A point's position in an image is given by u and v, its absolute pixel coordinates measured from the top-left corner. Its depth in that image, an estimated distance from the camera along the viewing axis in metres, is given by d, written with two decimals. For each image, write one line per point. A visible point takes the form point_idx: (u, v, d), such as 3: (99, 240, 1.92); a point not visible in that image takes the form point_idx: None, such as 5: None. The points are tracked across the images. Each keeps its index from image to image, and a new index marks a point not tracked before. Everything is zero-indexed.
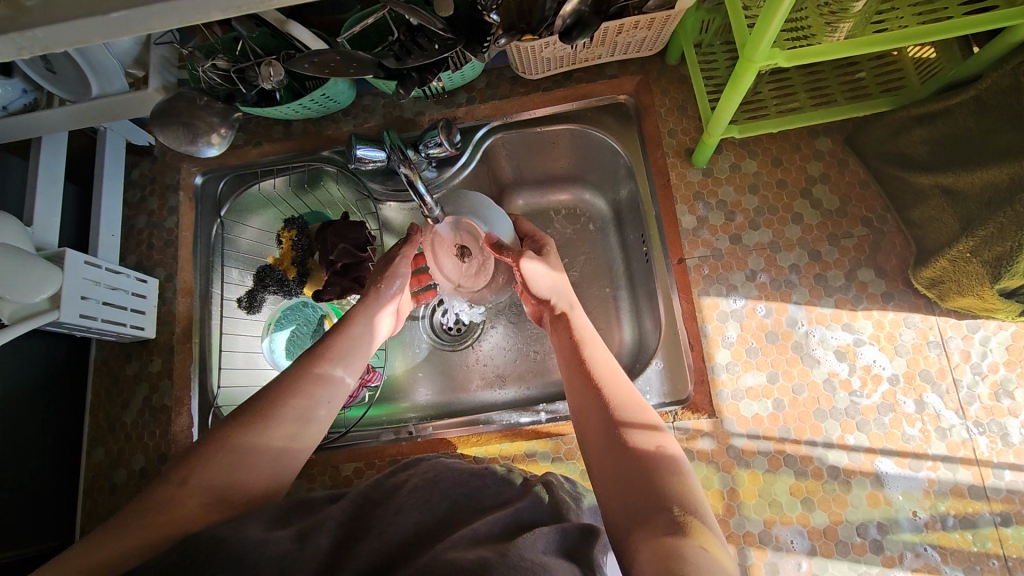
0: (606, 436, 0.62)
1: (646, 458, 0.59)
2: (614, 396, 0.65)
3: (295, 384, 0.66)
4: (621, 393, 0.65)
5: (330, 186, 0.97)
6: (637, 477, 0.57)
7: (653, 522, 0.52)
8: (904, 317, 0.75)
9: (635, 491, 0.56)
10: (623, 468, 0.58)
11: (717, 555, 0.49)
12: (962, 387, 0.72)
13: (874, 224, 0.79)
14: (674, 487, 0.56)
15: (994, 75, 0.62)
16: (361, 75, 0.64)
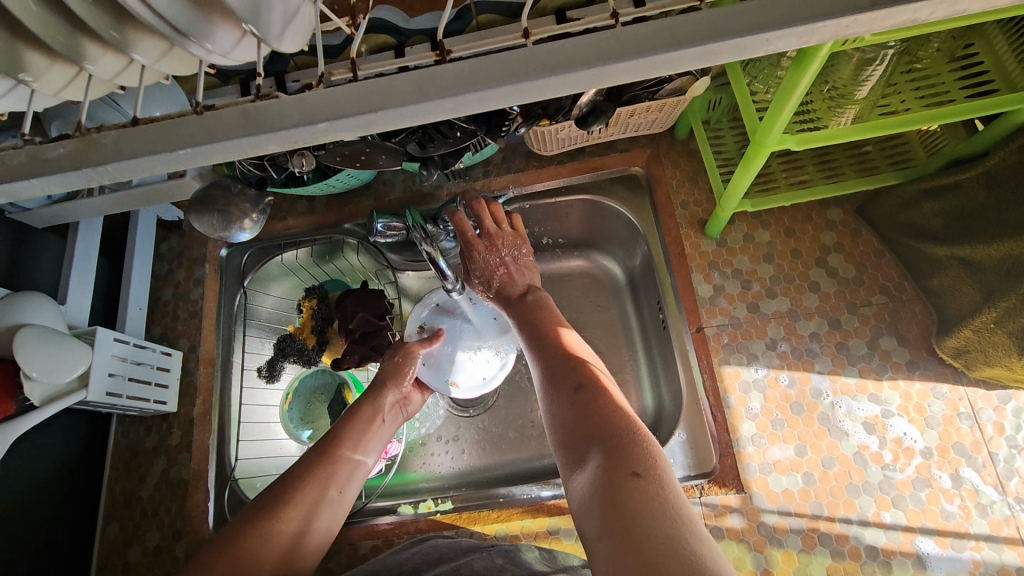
0: (557, 391, 0.67)
1: (625, 461, 0.54)
2: (602, 406, 0.62)
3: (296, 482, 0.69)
4: (612, 406, 0.62)
5: (350, 256, 0.99)
6: (614, 479, 0.53)
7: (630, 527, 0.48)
8: (931, 388, 0.74)
9: (585, 429, 0.60)
10: (570, 413, 0.63)
11: (658, 474, 0.53)
12: (999, 461, 0.70)
13: (893, 292, 0.79)
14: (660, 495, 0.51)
15: (1000, 152, 0.64)
16: (390, 163, 0.67)
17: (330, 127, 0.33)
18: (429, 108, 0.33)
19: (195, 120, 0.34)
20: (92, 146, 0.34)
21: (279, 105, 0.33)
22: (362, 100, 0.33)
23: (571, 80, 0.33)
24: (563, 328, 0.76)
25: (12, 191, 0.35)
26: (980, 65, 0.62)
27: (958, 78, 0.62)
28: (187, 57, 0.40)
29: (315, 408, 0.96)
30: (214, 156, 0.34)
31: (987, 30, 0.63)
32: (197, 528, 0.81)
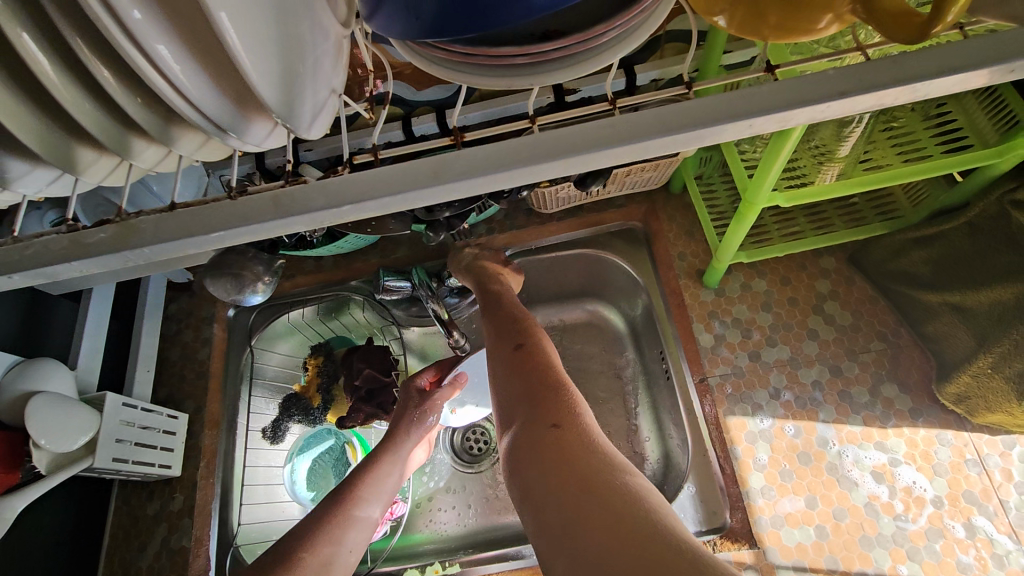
0: (497, 356, 0.73)
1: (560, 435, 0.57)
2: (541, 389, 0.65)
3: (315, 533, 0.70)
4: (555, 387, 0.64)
5: (355, 312, 1.01)
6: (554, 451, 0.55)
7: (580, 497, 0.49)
8: (936, 434, 0.74)
9: (518, 388, 0.67)
10: (509, 375, 0.69)
11: (573, 422, 0.59)
12: (1010, 508, 0.69)
13: (891, 338, 0.80)
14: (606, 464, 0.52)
15: (981, 203, 0.67)
16: (399, 229, 0.71)
17: (353, 209, 0.35)
18: (447, 189, 0.36)
19: (235, 204, 0.36)
20: (128, 232, 0.36)
21: (309, 189, 0.36)
22: (382, 183, 0.36)
23: (574, 162, 0.36)
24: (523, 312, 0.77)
25: (51, 274, 0.37)
26: (955, 126, 0.66)
27: (936, 138, 0.66)
28: (220, 147, 0.43)
29: (318, 469, 0.97)
30: (248, 236, 0.36)
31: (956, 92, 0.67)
32: None
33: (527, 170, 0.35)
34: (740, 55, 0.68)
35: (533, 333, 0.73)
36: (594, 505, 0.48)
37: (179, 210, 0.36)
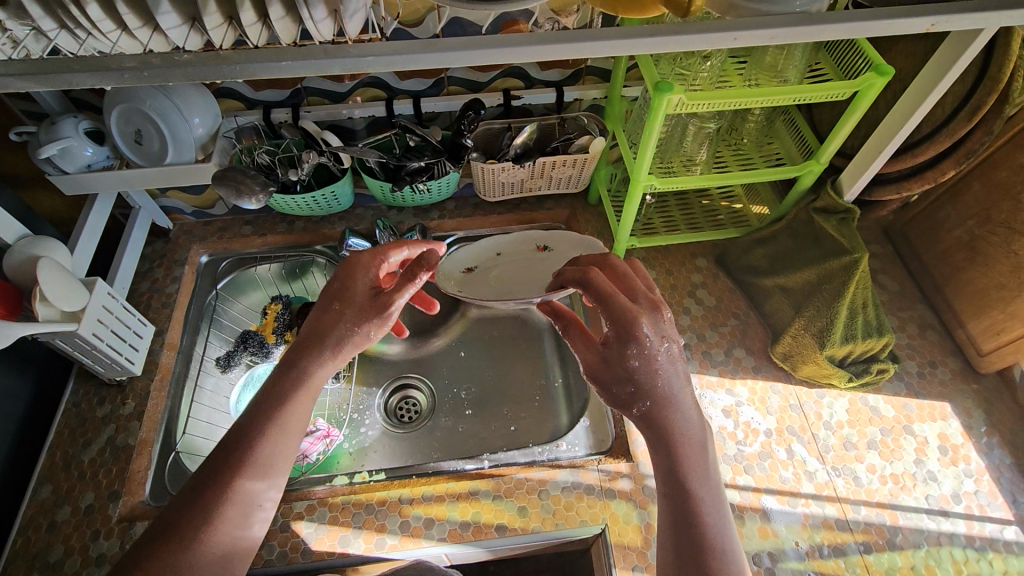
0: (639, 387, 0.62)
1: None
2: (696, 520, 0.59)
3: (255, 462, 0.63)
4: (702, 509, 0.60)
5: (316, 275, 1.16)
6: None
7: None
8: (770, 385, 0.96)
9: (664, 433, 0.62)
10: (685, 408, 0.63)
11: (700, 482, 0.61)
12: (819, 438, 0.90)
13: (742, 318, 1.04)
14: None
15: (794, 212, 0.96)
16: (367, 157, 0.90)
17: (374, 59, 0.57)
18: (433, 56, 0.57)
19: (297, 51, 0.56)
20: (222, 58, 0.55)
21: (344, 50, 0.57)
22: (391, 49, 0.57)
23: (512, 51, 0.57)
24: (672, 408, 0.62)
25: (165, 76, 0.55)
26: (775, 151, 0.95)
27: (763, 157, 0.94)
28: (291, 28, 0.58)
29: None
30: (301, 70, 0.57)
31: (780, 133, 0.97)
32: (136, 488, 0.85)
33: (483, 51, 0.57)
34: (636, 91, 0.97)
35: (683, 451, 0.62)
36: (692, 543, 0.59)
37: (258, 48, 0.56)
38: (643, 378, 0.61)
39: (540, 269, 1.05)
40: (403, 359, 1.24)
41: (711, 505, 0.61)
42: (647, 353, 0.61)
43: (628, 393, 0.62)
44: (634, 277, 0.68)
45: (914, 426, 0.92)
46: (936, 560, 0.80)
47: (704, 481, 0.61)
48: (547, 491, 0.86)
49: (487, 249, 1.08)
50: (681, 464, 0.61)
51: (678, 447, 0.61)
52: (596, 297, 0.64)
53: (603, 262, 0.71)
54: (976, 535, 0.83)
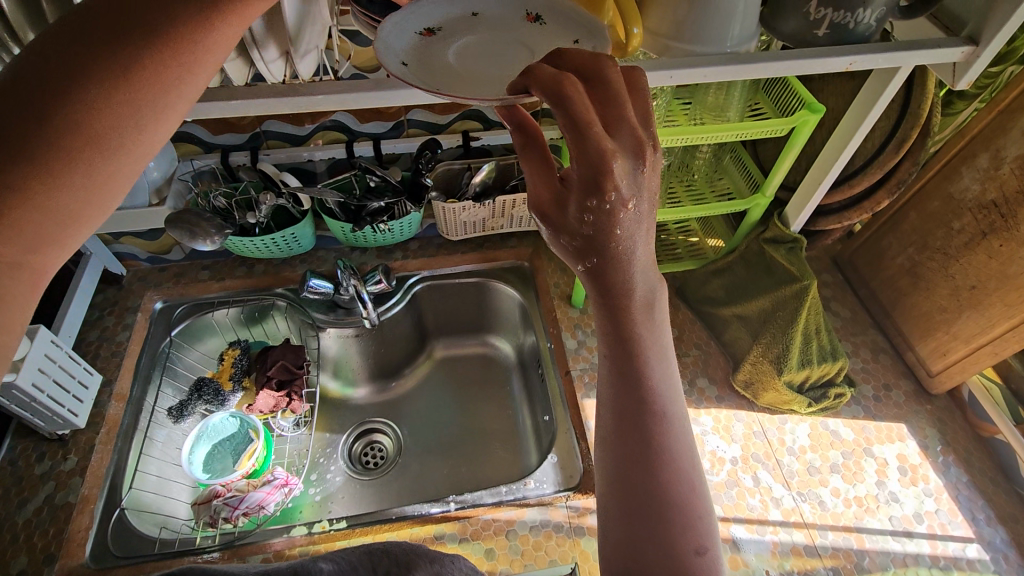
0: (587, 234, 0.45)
1: (686, 533, 0.44)
2: (653, 422, 0.46)
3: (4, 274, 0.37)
4: (661, 408, 0.47)
5: (277, 319, 1.13)
6: (664, 548, 0.43)
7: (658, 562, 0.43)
8: (733, 413, 0.97)
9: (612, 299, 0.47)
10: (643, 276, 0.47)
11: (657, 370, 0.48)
12: (783, 464, 0.91)
13: (704, 347, 1.05)
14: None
15: (745, 243, 1.00)
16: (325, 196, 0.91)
17: (324, 98, 0.58)
18: (386, 96, 0.60)
19: (250, 93, 0.58)
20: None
21: (295, 93, 0.58)
22: (344, 88, 0.59)
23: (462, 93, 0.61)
24: (628, 274, 0.46)
25: None
26: (724, 187, 0.99)
27: (714, 193, 0.99)
28: (243, 70, 0.59)
29: (224, 458, 0.98)
30: (254, 109, 0.58)
31: (729, 170, 1.02)
32: (73, 549, 0.80)
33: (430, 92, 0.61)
34: None
35: (638, 331, 0.47)
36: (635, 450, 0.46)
37: (211, 92, 0.58)
38: (601, 236, 0.44)
39: (520, 45, 0.58)
40: (368, 404, 1.21)
41: (673, 406, 0.48)
42: (610, 208, 0.43)
43: (577, 247, 0.46)
44: (628, 99, 0.43)
45: (874, 448, 0.94)
46: None
47: (665, 373, 0.48)
48: (515, 531, 0.84)
49: (458, 10, 0.61)
50: (639, 350, 0.47)
51: (635, 329, 0.47)
52: (570, 134, 0.42)
53: (593, 69, 0.44)
54: (940, 555, 0.83)
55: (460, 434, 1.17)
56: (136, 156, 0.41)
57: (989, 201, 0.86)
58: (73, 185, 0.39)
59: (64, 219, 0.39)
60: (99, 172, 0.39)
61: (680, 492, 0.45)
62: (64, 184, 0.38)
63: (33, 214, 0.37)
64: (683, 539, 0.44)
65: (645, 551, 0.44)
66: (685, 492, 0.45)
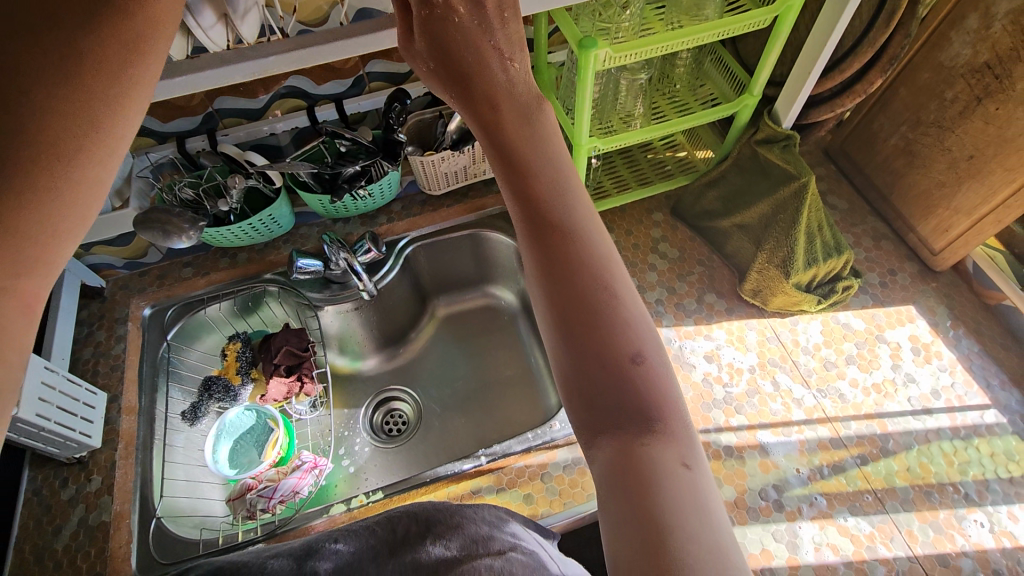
0: (446, 54, 0.49)
1: (619, 342, 0.44)
2: (563, 244, 0.47)
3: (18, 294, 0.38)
4: (566, 227, 0.47)
5: (272, 305, 1.10)
6: (602, 361, 0.43)
7: (599, 378, 0.43)
8: (745, 323, 0.97)
9: (492, 131, 0.50)
10: (510, 97, 0.50)
11: (558, 196, 0.49)
12: (800, 365, 0.92)
13: (707, 263, 1.04)
14: (678, 434, 0.43)
15: (738, 148, 0.97)
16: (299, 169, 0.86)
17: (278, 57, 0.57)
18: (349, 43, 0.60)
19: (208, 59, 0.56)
20: None
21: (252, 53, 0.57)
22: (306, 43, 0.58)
23: None
24: (494, 87, 0.49)
25: None
26: (710, 92, 0.95)
27: (699, 100, 0.94)
28: (182, 43, 0.53)
29: (247, 450, 0.98)
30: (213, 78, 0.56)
31: (710, 73, 0.97)
32: (119, 564, 0.81)
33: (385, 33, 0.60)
34: (561, 54, 0.96)
35: (526, 157, 0.49)
36: (562, 280, 0.46)
37: None
38: (454, 52, 0.49)
39: None
40: (380, 373, 1.20)
41: (580, 224, 0.48)
42: (442, 13, 0.48)
43: (445, 71, 0.50)
44: None
45: (886, 334, 0.95)
46: (929, 457, 0.83)
47: (561, 192, 0.49)
48: (549, 473, 0.85)
49: None
50: (531, 173, 0.49)
51: (517, 153, 0.49)
52: None
53: None
54: (960, 426, 0.86)
55: (475, 388, 1.18)
56: (97, 159, 0.42)
57: (983, 63, 0.83)
58: (36, 195, 0.38)
59: (43, 238, 0.39)
60: (68, 178, 0.40)
61: (606, 304, 0.45)
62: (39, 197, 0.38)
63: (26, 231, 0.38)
64: (620, 348, 0.44)
65: (587, 371, 0.44)
66: (609, 303, 0.45)
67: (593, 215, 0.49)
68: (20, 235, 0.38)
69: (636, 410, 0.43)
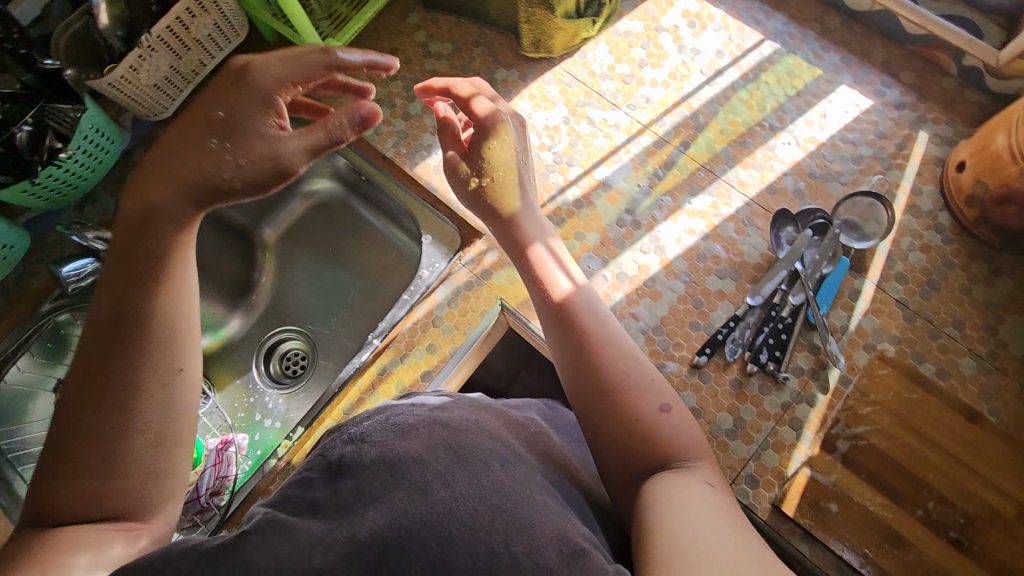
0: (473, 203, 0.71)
1: (648, 398, 0.54)
2: (579, 325, 0.59)
3: (155, 449, 0.50)
4: (572, 310, 0.60)
5: (85, 331, 0.85)
6: (635, 420, 0.53)
7: (614, 416, 0.53)
8: (542, 81, 0.93)
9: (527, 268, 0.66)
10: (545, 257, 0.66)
11: (580, 308, 0.61)
12: (605, 93, 0.92)
13: (482, 41, 0.97)
14: (697, 467, 0.51)
15: None
16: None
17: None
18: None
19: None
20: None
21: None
22: None
23: None
24: (523, 227, 0.68)
25: None
26: None
27: None
28: None
29: None
30: None
31: None
32: None
33: None
34: None
35: (541, 274, 0.64)
36: (581, 350, 0.57)
37: None
38: (480, 145, 0.72)
39: None
40: (248, 328, 1.10)
41: (606, 327, 0.60)
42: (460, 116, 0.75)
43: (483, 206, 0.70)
44: (469, 90, 0.74)
45: (663, 22, 0.95)
46: (735, 112, 0.89)
47: (595, 311, 0.61)
48: (439, 315, 0.83)
49: None
50: (547, 282, 0.63)
51: (517, 243, 0.68)
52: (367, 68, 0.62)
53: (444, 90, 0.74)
54: (749, 71, 0.91)
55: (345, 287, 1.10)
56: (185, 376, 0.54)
57: None
58: (154, 389, 0.51)
59: (123, 424, 0.49)
60: (157, 372, 0.51)
61: (632, 374, 0.56)
62: (146, 399, 0.50)
63: (111, 427, 0.49)
64: (648, 403, 0.54)
65: (604, 413, 0.54)
66: (628, 372, 0.56)
67: (634, 347, 0.59)
68: (117, 410, 0.49)
69: (660, 449, 0.52)
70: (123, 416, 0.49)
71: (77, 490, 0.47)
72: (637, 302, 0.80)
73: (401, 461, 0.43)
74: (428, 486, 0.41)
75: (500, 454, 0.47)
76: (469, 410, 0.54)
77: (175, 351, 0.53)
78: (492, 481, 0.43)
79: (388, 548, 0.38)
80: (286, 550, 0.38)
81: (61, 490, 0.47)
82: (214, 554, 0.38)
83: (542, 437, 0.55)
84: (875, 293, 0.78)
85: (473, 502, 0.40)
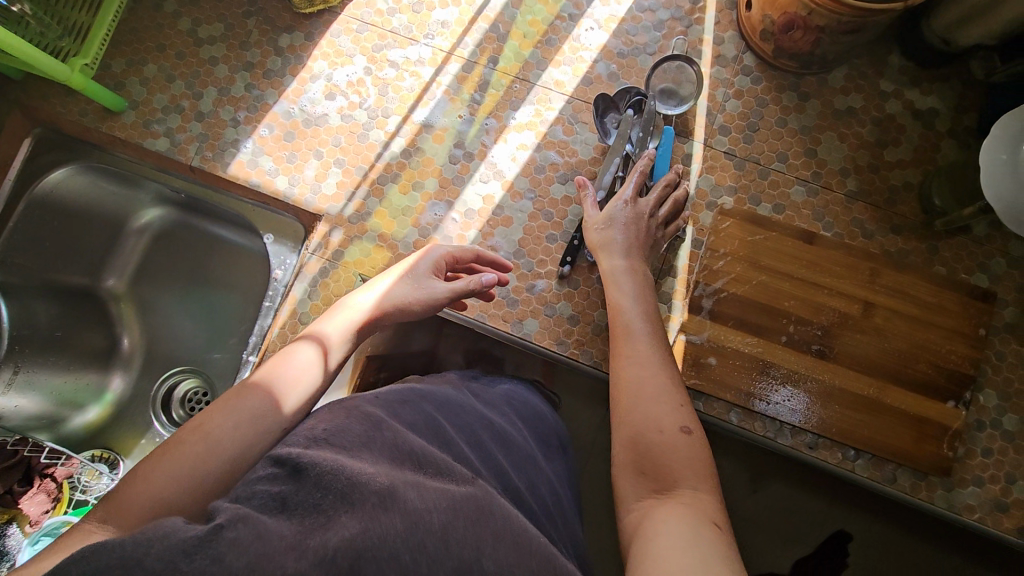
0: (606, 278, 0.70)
1: (686, 447, 0.52)
2: (643, 373, 0.59)
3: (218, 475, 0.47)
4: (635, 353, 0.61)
5: None
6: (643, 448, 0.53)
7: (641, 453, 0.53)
8: (330, 35, 0.86)
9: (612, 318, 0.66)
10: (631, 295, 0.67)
11: (651, 357, 0.61)
12: (399, 28, 0.85)
13: (252, 9, 0.87)
14: (695, 497, 0.48)
15: None
16: None
17: None
18: None
19: None
20: None
21: None
22: None
23: None
24: (609, 277, 0.70)
25: None
26: None
27: None
28: None
29: None
30: None
31: None
32: None
33: None
34: None
35: (619, 312, 0.66)
36: (642, 394, 0.57)
37: None
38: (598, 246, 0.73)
39: None
40: None
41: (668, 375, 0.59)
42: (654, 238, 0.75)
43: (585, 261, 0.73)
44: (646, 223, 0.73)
45: None
46: (532, 12, 0.85)
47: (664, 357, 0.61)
48: (303, 311, 0.81)
49: None
50: (628, 330, 0.64)
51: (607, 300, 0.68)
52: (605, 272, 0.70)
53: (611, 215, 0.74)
54: None
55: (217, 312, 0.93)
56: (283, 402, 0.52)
57: None
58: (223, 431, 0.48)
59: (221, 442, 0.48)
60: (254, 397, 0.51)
61: (676, 422, 0.54)
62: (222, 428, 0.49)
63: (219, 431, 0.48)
64: (674, 434, 0.53)
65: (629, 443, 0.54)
66: (678, 429, 0.54)
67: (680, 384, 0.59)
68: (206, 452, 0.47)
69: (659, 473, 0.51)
70: (200, 452, 0.47)
71: (156, 494, 0.44)
72: (491, 234, 0.81)
73: (371, 477, 0.41)
74: (399, 496, 0.40)
75: (468, 475, 0.47)
76: (436, 426, 0.53)
77: (267, 410, 0.51)
78: (464, 501, 0.42)
79: (360, 556, 0.35)
80: (259, 545, 0.35)
81: (138, 492, 0.44)
82: (189, 548, 0.34)
83: (539, 466, 0.57)
84: (705, 152, 0.81)
85: (445, 518, 0.39)
